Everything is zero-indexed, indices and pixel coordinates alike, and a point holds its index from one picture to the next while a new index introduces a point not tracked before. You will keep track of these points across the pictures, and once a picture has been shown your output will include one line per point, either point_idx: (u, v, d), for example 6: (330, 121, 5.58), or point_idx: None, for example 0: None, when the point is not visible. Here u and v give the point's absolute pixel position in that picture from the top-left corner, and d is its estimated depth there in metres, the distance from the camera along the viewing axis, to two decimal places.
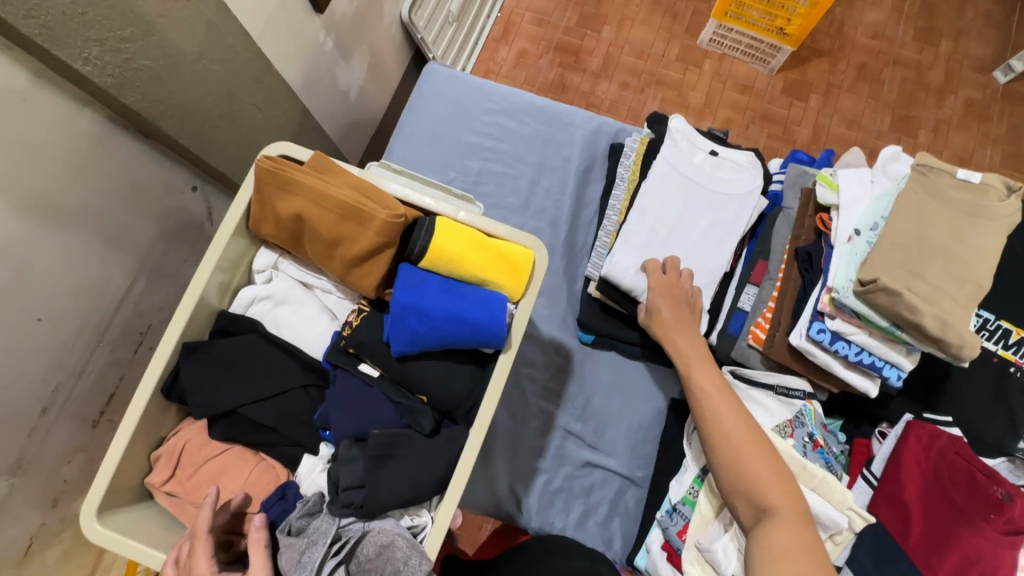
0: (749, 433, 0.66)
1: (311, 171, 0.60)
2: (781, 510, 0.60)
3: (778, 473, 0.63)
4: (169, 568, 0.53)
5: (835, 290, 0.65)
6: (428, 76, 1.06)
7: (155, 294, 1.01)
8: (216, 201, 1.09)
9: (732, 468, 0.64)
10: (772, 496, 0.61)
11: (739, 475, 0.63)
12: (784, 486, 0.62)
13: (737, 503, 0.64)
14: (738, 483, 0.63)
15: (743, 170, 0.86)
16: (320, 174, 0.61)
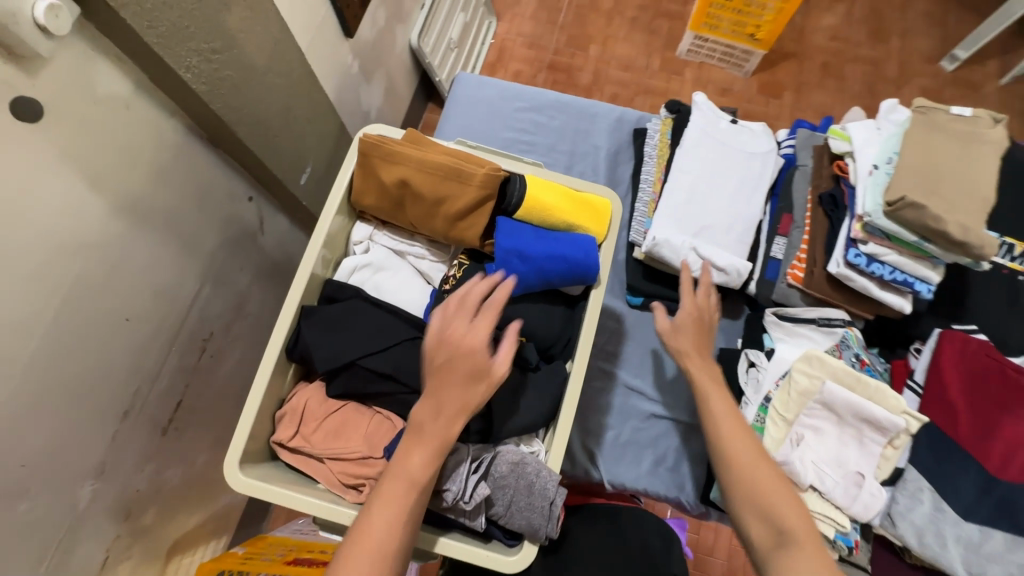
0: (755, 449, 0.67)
1: (408, 144, 0.68)
2: (799, 535, 0.59)
3: (794, 498, 0.62)
4: (442, 311, 0.59)
5: (867, 215, 0.75)
6: (460, 82, 1.15)
7: (217, 301, 1.06)
8: (267, 212, 1.16)
9: (744, 485, 0.64)
10: (786, 512, 0.61)
11: (749, 493, 0.63)
12: (801, 511, 0.61)
13: (752, 521, 0.63)
14: (750, 498, 0.63)
15: (760, 135, 0.97)
16: (416, 147, 0.69)
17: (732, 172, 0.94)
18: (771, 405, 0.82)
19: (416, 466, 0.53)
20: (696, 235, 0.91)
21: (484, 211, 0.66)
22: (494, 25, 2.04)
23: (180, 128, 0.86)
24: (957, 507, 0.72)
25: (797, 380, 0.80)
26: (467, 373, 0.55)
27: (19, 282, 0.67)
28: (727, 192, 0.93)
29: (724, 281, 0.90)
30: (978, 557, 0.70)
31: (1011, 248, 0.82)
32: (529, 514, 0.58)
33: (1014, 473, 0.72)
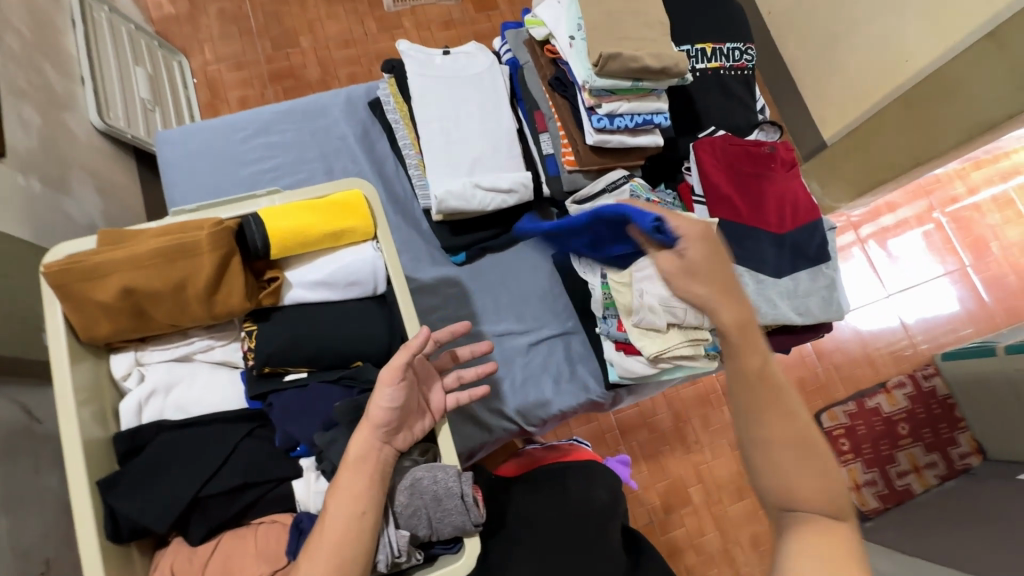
0: (794, 432, 0.54)
1: (107, 247, 0.57)
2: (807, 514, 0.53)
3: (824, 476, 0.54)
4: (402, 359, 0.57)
5: (586, 82, 0.80)
6: (161, 144, 0.99)
7: (30, 525, 0.86)
8: (28, 397, 0.93)
9: (768, 462, 0.54)
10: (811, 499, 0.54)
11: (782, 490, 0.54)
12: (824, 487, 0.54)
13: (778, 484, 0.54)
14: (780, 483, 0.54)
15: (476, 54, 0.97)
16: (119, 245, 0.58)
17: (471, 100, 0.94)
18: (608, 280, 0.88)
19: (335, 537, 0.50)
20: (472, 172, 0.91)
21: (237, 268, 0.58)
22: (185, 61, 1.77)
23: None
24: (771, 272, 0.85)
25: None
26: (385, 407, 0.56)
27: None
28: (476, 119, 0.93)
29: (518, 199, 0.92)
30: (800, 300, 0.85)
31: (703, 51, 0.93)
32: (449, 517, 0.56)
33: (789, 223, 0.87)
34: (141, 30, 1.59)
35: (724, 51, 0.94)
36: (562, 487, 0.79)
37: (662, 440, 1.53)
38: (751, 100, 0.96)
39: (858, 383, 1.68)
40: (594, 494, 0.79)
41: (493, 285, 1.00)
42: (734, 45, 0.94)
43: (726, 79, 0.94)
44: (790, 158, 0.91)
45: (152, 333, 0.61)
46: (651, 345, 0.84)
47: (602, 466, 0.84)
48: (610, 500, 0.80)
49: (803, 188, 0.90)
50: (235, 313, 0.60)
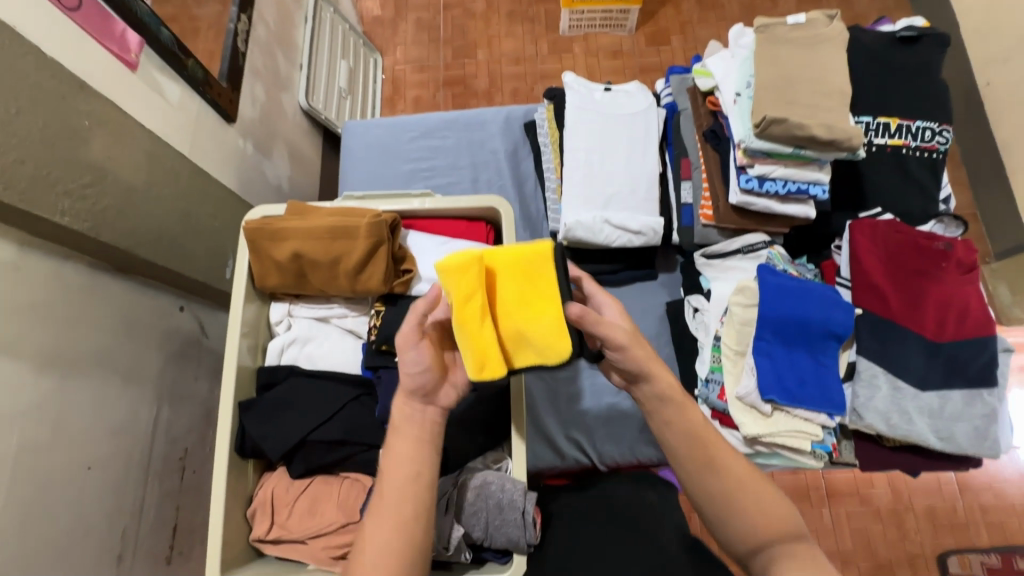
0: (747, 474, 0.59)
1: (293, 217, 0.70)
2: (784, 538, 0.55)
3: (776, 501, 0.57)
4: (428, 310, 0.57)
5: (743, 141, 0.78)
6: (347, 133, 1.16)
7: (181, 417, 1.06)
8: (204, 314, 1.16)
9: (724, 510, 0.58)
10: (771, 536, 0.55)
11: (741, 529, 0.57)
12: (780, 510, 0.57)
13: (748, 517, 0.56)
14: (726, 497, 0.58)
15: (636, 94, 0.99)
16: (301, 217, 0.70)
17: (620, 138, 0.96)
18: (721, 343, 0.84)
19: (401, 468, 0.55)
20: (604, 207, 0.93)
21: (381, 257, 0.67)
22: (380, 60, 2.02)
23: (82, 267, 0.87)
24: (911, 381, 0.75)
25: (736, 313, 0.82)
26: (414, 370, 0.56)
27: None
28: (620, 156, 0.95)
29: (643, 242, 0.93)
30: (943, 423, 0.74)
31: (887, 125, 0.85)
32: (505, 528, 0.59)
33: (950, 332, 0.76)
34: (353, 31, 1.86)
35: (911, 129, 0.85)
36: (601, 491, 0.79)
37: None
38: (936, 187, 0.85)
39: (1008, 533, 1.36)
40: (642, 496, 0.78)
41: None
42: (926, 124, 0.85)
43: (907, 160, 0.85)
44: (970, 260, 0.79)
45: (306, 292, 0.73)
46: (750, 425, 0.78)
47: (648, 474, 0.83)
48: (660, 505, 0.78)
49: (979, 298, 0.77)
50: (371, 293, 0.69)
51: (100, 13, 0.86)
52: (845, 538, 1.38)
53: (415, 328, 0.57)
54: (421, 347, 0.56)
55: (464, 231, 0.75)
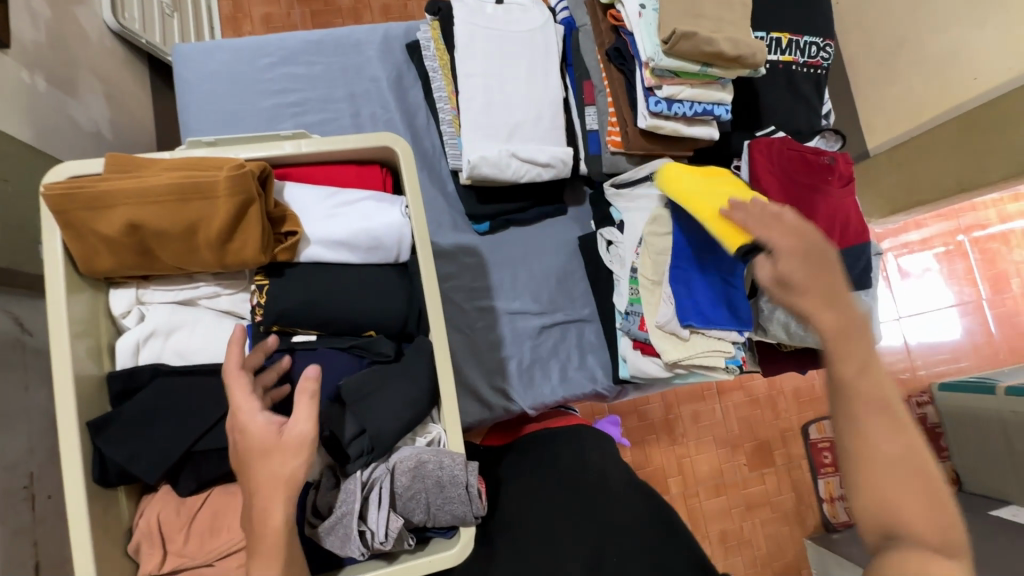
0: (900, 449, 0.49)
1: (117, 175, 0.52)
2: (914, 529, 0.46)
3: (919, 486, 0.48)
4: (239, 380, 0.51)
5: (650, 60, 0.72)
6: (178, 60, 0.92)
7: (15, 439, 0.84)
8: (20, 306, 0.90)
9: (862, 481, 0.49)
10: (918, 526, 0.47)
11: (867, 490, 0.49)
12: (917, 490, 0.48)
13: (886, 495, 0.48)
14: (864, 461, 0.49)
15: (531, 7, 0.89)
16: (129, 175, 0.53)
17: (519, 59, 0.86)
18: (638, 275, 0.84)
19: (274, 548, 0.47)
20: (509, 139, 0.85)
21: (252, 220, 0.54)
22: None
23: None
24: None
25: (651, 244, 0.84)
26: (260, 452, 0.48)
27: None
28: (521, 81, 0.86)
29: (553, 175, 0.87)
30: None
31: (779, 41, 0.85)
32: (450, 506, 0.54)
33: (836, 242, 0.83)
34: None
35: (800, 44, 0.86)
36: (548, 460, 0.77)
37: (649, 429, 1.53)
38: (819, 103, 0.89)
39: None
40: (587, 456, 0.77)
41: (513, 259, 0.95)
42: (813, 39, 0.87)
43: (796, 76, 0.87)
44: (848, 173, 0.86)
45: (157, 272, 0.57)
46: (671, 351, 0.81)
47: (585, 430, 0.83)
48: (606, 462, 0.77)
49: (857, 208, 0.84)
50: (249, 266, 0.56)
51: None
52: (733, 426, 1.57)
53: (260, 444, 0.49)
54: (279, 456, 0.48)
55: (357, 179, 0.63)
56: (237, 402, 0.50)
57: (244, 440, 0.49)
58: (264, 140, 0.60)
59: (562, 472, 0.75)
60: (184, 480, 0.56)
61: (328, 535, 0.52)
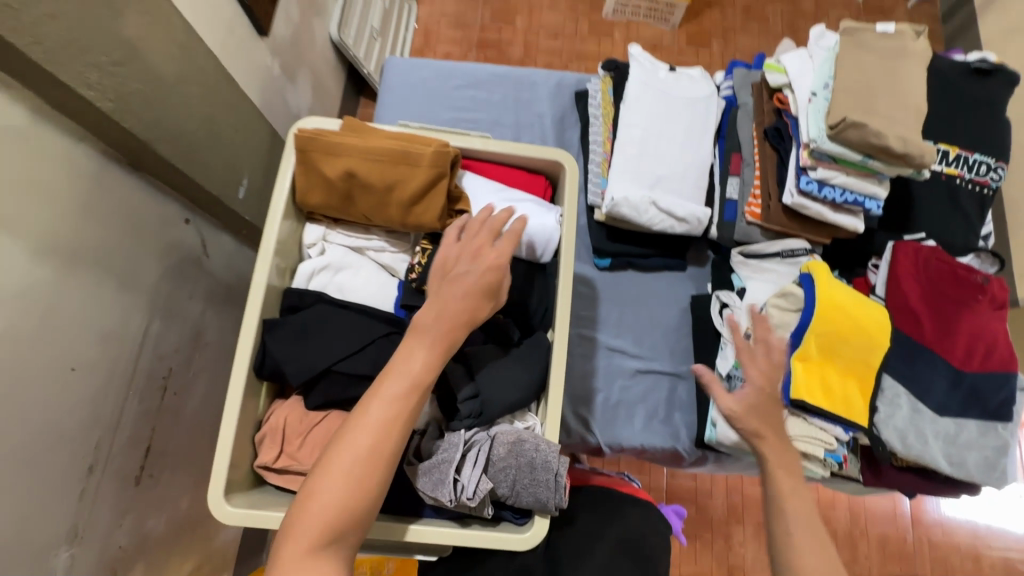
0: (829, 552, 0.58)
1: (349, 134, 0.65)
2: None
3: None
4: (490, 236, 0.58)
5: (813, 141, 0.77)
6: (388, 69, 1.10)
7: (170, 336, 1.00)
8: (208, 233, 1.09)
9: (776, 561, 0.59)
10: None
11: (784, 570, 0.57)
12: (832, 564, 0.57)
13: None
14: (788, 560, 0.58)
15: (698, 81, 0.98)
16: (356, 135, 0.65)
17: (678, 121, 0.94)
18: (751, 342, 0.84)
19: (390, 400, 0.49)
20: (653, 188, 0.91)
21: (440, 190, 0.63)
22: (416, 7, 1.89)
23: (94, 154, 0.79)
24: (930, 405, 0.77)
25: (771, 315, 0.82)
26: (486, 294, 0.55)
27: None
28: (676, 140, 0.93)
29: (685, 230, 0.91)
30: (956, 449, 0.75)
31: (946, 154, 0.85)
32: (535, 489, 0.57)
33: (976, 364, 0.77)
34: None
35: (969, 161, 0.85)
36: (617, 515, 0.78)
37: (706, 524, 1.43)
38: (980, 222, 0.86)
39: (949, 568, 1.43)
40: (646, 534, 0.77)
41: (623, 300, 0.99)
42: (984, 158, 0.85)
43: (958, 190, 0.86)
44: (1003, 298, 0.80)
45: (348, 217, 0.68)
46: None
47: (653, 508, 0.83)
48: (662, 550, 0.77)
49: (1007, 336, 0.79)
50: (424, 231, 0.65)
51: None
52: None
53: (488, 288, 0.55)
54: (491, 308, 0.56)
55: (523, 183, 0.73)
56: (491, 252, 0.57)
57: (483, 273, 0.55)
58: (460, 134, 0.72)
59: (623, 536, 0.75)
60: (310, 395, 0.64)
61: (424, 476, 0.56)
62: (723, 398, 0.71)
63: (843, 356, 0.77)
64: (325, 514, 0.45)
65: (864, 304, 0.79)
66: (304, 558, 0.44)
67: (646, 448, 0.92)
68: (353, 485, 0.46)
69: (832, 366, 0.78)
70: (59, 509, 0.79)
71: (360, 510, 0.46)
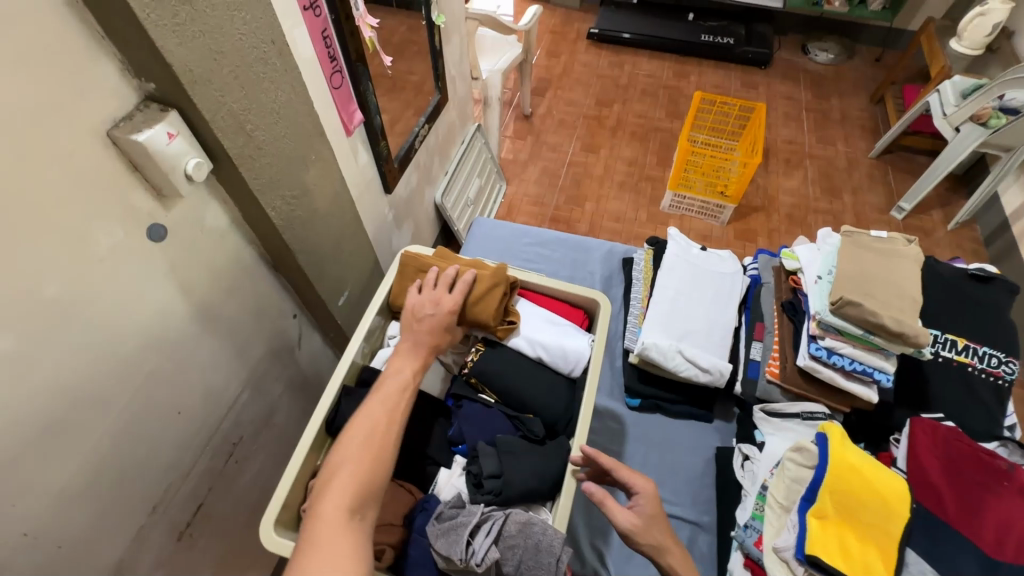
0: None
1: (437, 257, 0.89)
2: None
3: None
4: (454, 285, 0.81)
5: (818, 313, 0.91)
6: (476, 226, 1.40)
7: (251, 408, 1.16)
8: (306, 330, 1.32)
9: None
10: None
11: None
12: None
13: None
14: None
15: (726, 260, 1.17)
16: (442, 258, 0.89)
17: (707, 289, 1.11)
18: (768, 493, 0.87)
19: (390, 399, 0.68)
20: (681, 340, 1.04)
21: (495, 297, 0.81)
22: (505, 187, 2.35)
23: (254, 254, 1.07)
24: None
25: (788, 468, 0.86)
26: (438, 325, 0.77)
27: (111, 373, 0.81)
28: (705, 303, 1.09)
29: (709, 379, 1.00)
30: None
31: (954, 343, 0.95)
32: (537, 571, 0.62)
33: (1011, 553, 0.74)
34: (493, 160, 2.23)
35: (978, 352, 0.94)
36: None
37: None
38: (1001, 412, 0.90)
39: None
40: None
41: (650, 440, 1.05)
42: (994, 352, 0.93)
43: (972, 378, 0.93)
44: None
45: None
46: None
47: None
48: None
49: None
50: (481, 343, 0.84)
51: (348, 96, 1.14)
52: None
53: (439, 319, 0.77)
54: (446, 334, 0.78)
55: (567, 313, 0.90)
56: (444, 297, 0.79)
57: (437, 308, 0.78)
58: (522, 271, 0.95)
59: None
60: None
61: (441, 537, 0.64)
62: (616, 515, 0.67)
63: (862, 522, 0.78)
64: (349, 488, 0.59)
65: (882, 471, 0.82)
66: (340, 518, 0.57)
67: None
68: (373, 464, 0.62)
69: (850, 529, 0.78)
70: (117, 540, 0.89)
71: (375, 479, 0.61)
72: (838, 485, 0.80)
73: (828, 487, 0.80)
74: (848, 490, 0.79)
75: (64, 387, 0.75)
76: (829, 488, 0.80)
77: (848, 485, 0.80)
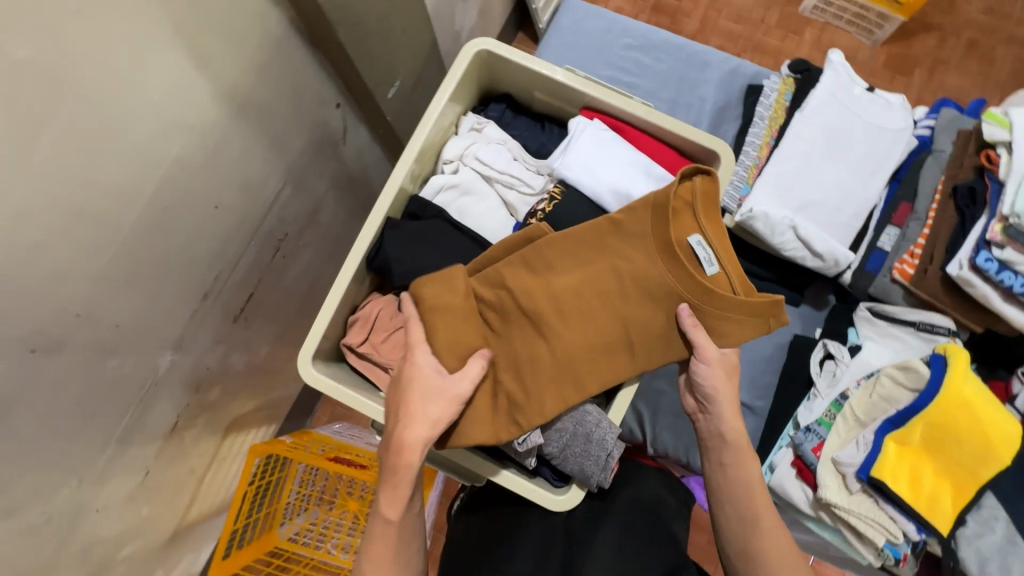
0: None
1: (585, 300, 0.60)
2: None
3: None
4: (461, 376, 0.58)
5: (1014, 215, 0.69)
6: (566, 9, 1.07)
7: (295, 204, 1.07)
8: (350, 123, 1.14)
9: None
10: None
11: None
12: None
13: None
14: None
15: (896, 110, 0.88)
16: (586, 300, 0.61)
17: (856, 148, 0.85)
18: (847, 403, 0.78)
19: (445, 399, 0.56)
20: (799, 211, 0.83)
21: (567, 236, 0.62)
22: None
23: (283, 20, 0.84)
24: None
25: (881, 383, 0.76)
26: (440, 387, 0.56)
27: (127, 158, 0.70)
28: (847, 165, 0.84)
29: (817, 266, 0.82)
30: None
31: None
32: (583, 460, 0.60)
33: None
34: None
35: None
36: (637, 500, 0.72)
37: None
38: None
39: None
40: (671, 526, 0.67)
41: None
42: None
43: None
44: None
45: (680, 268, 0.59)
46: (832, 491, 0.74)
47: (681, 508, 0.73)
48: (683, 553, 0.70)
49: None
50: (602, 218, 0.62)
51: None
52: None
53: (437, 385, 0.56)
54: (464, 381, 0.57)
55: (670, 164, 0.72)
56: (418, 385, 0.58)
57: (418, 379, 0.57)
58: (606, 91, 0.71)
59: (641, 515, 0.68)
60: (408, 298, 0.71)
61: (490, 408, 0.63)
62: (709, 346, 0.59)
63: (948, 458, 0.70)
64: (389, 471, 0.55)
65: (1002, 413, 0.69)
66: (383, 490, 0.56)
67: (697, 467, 0.90)
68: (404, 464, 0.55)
69: (929, 460, 0.72)
70: (174, 321, 0.91)
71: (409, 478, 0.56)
72: (942, 420, 0.70)
73: (926, 418, 0.70)
74: (949, 427, 0.69)
75: (78, 170, 0.64)
76: (926, 422, 0.70)
77: (953, 421, 0.69)
